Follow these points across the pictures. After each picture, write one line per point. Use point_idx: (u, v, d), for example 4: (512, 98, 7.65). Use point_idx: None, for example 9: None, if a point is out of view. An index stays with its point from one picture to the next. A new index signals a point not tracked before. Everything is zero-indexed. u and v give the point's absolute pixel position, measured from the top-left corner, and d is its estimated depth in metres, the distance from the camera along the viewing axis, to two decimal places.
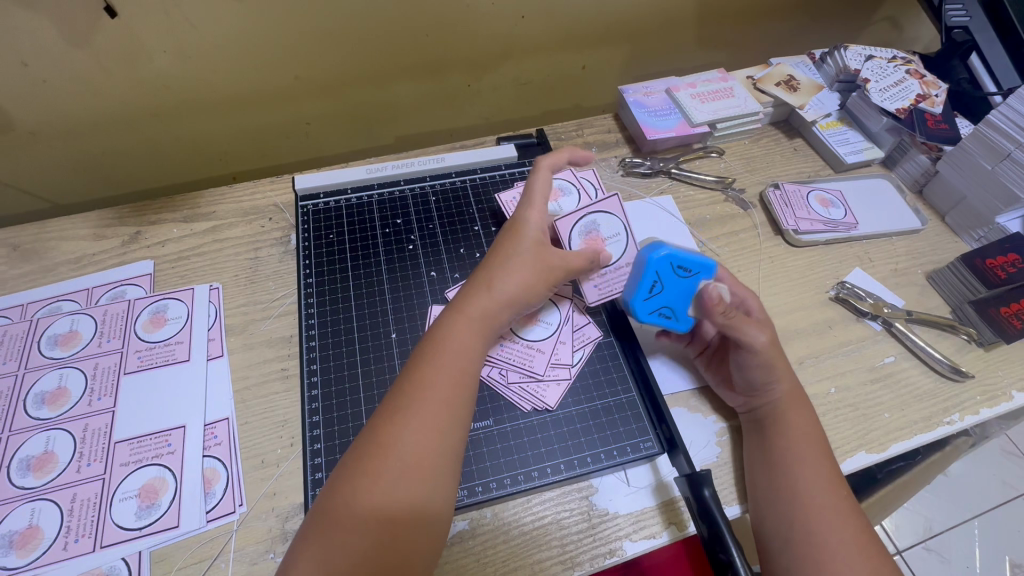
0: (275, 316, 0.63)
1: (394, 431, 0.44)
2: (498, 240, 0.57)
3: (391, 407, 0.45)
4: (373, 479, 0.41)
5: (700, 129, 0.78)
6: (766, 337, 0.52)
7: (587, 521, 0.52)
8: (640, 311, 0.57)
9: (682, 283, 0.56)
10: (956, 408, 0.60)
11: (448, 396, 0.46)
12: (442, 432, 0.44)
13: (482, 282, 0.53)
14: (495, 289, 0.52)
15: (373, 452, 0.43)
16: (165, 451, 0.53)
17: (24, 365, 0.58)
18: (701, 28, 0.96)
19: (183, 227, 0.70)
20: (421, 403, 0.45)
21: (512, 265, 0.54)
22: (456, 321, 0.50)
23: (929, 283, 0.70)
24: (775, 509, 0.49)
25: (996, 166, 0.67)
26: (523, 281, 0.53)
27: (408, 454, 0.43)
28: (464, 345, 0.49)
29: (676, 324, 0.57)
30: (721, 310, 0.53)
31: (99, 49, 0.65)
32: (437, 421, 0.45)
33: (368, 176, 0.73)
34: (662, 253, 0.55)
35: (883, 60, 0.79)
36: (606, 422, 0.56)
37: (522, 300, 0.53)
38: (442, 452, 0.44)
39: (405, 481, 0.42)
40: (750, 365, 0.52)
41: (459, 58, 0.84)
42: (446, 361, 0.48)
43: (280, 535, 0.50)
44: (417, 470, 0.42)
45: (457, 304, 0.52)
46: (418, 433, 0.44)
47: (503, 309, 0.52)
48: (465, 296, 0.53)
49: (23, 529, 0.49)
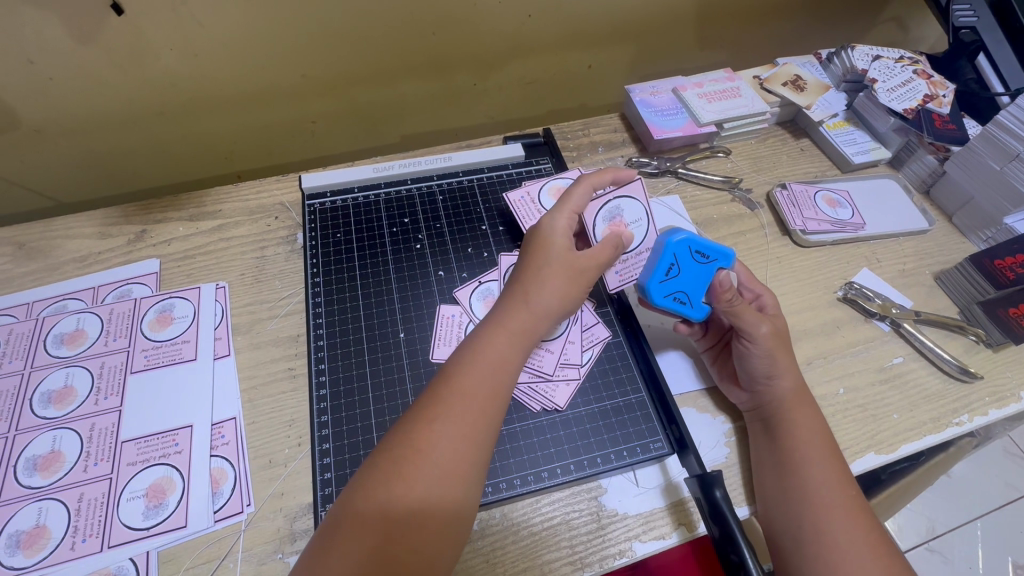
0: (282, 315, 0.63)
1: (430, 436, 0.43)
2: (529, 248, 0.56)
3: (425, 412, 0.44)
4: (407, 484, 0.41)
5: (707, 129, 0.78)
6: (768, 329, 0.53)
7: (597, 522, 0.51)
8: (654, 293, 0.56)
9: (700, 268, 0.56)
10: (965, 409, 0.60)
11: (484, 405, 0.46)
12: (476, 440, 0.44)
13: (517, 295, 0.52)
14: (533, 302, 0.51)
15: (407, 455, 0.42)
16: (172, 451, 0.53)
17: (30, 364, 0.57)
18: (707, 27, 0.96)
19: (188, 225, 0.70)
20: (457, 410, 0.45)
21: (548, 274, 0.52)
22: (495, 334, 0.50)
23: (937, 284, 0.70)
24: (785, 509, 0.49)
25: (1004, 166, 0.67)
26: (560, 291, 0.52)
27: (442, 460, 0.42)
28: (500, 355, 0.48)
29: (690, 311, 0.57)
30: (728, 297, 0.54)
31: (104, 47, 0.65)
32: (473, 429, 0.44)
33: (374, 175, 0.73)
34: (681, 238, 0.56)
35: (891, 60, 0.79)
36: (617, 423, 0.56)
37: (561, 310, 0.52)
38: (474, 459, 0.44)
39: (439, 487, 0.42)
40: (750, 355, 0.53)
41: (465, 57, 0.84)
42: (482, 368, 0.47)
43: (288, 535, 0.50)
44: (450, 476, 0.42)
45: (494, 319, 0.51)
46: (453, 439, 0.43)
47: (542, 321, 0.51)
48: (504, 310, 0.51)
49: (30, 528, 0.49)
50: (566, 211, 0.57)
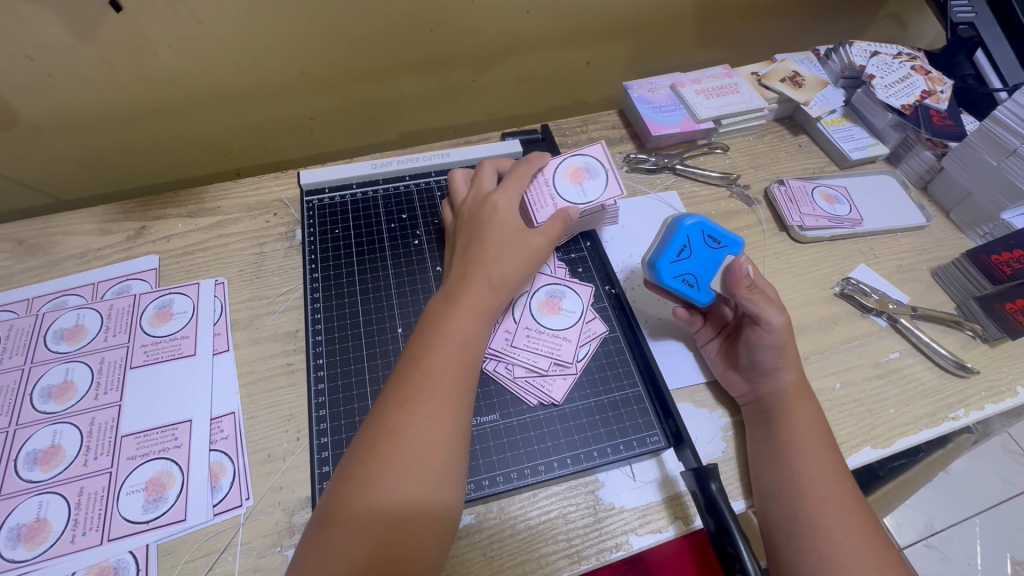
0: (280, 311, 0.63)
1: (402, 417, 0.44)
2: (478, 225, 0.57)
3: (398, 394, 0.45)
4: (386, 465, 0.42)
5: (704, 125, 0.78)
6: (786, 319, 0.52)
7: (594, 516, 0.52)
8: (665, 272, 0.56)
9: (711, 253, 0.57)
10: (961, 404, 0.60)
11: (453, 382, 0.46)
12: (449, 413, 0.45)
13: (471, 269, 0.53)
14: (491, 277, 0.53)
15: (383, 437, 0.43)
16: (171, 445, 0.53)
17: (30, 359, 0.58)
18: (706, 24, 0.96)
19: (187, 222, 0.70)
20: (427, 388, 0.45)
21: (503, 247, 0.55)
22: (455, 310, 0.50)
23: (934, 279, 0.70)
24: (780, 501, 0.49)
25: (1002, 162, 0.67)
26: (516, 265, 0.54)
27: (418, 439, 0.43)
28: (467, 332, 0.49)
29: (697, 294, 0.56)
30: (747, 285, 0.53)
31: (104, 43, 0.65)
32: (444, 404, 0.45)
33: (372, 171, 0.73)
34: (694, 222, 0.57)
35: (889, 56, 0.79)
36: (613, 417, 0.56)
37: (518, 283, 0.55)
38: (451, 435, 0.44)
39: (419, 465, 0.42)
40: (762, 344, 0.53)
41: (464, 53, 0.84)
42: (448, 346, 0.48)
43: (286, 528, 0.50)
44: (430, 454, 0.43)
45: (450, 294, 0.52)
46: (427, 417, 0.44)
47: (502, 294, 0.53)
48: (461, 286, 0.52)
49: (30, 522, 0.49)
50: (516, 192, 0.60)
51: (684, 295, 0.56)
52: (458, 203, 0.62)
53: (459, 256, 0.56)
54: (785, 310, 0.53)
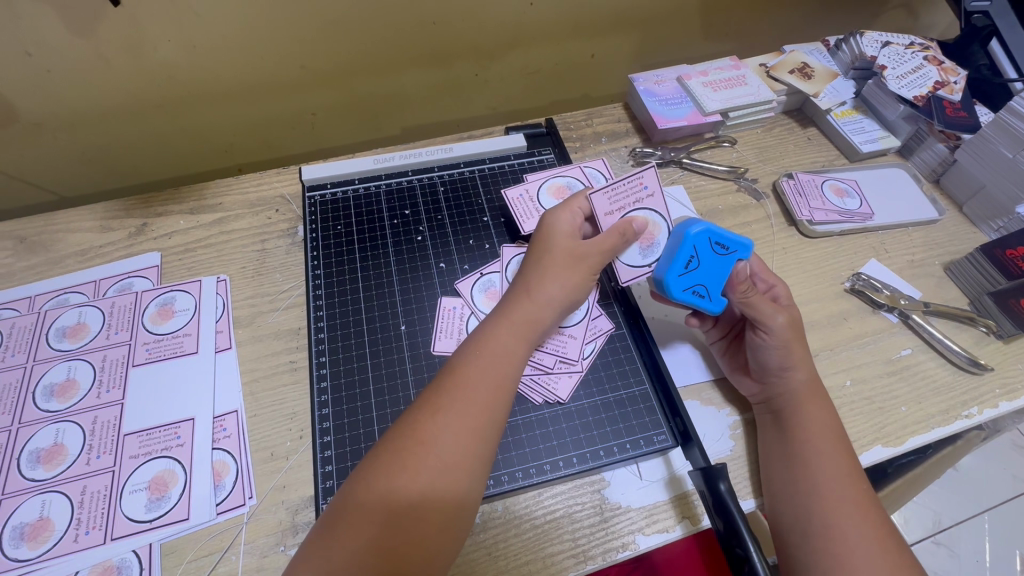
0: (283, 308, 0.63)
1: (432, 428, 0.43)
2: (530, 246, 0.56)
3: (429, 405, 0.44)
4: (408, 475, 0.41)
5: (712, 118, 0.77)
6: (786, 318, 0.52)
7: (600, 515, 0.51)
8: (673, 286, 0.54)
9: (719, 260, 0.54)
10: (975, 401, 0.59)
11: (487, 400, 0.45)
12: (478, 433, 0.44)
13: (521, 287, 0.52)
14: (536, 294, 0.51)
15: (409, 447, 0.42)
16: (174, 443, 0.53)
17: (32, 357, 0.57)
18: (713, 15, 0.94)
19: (189, 219, 0.69)
20: (460, 402, 0.44)
21: (552, 267, 0.52)
22: (498, 326, 0.50)
23: (947, 274, 0.68)
24: (793, 502, 0.48)
25: (1017, 154, 0.65)
26: (562, 281, 0.52)
27: (444, 453, 0.42)
28: (505, 348, 0.48)
29: (709, 305, 0.54)
30: (742, 289, 0.54)
31: (103, 38, 0.65)
32: (475, 423, 0.44)
33: (375, 166, 0.72)
34: (699, 230, 0.54)
35: (901, 46, 0.77)
36: (620, 415, 0.56)
37: (566, 302, 0.52)
38: (476, 453, 0.43)
39: (439, 478, 0.41)
40: (767, 348, 0.52)
41: (467, 46, 0.83)
42: (487, 361, 0.47)
43: (290, 527, 0.50)
44: (453, 469, 0.42)
45: (500, 311, 0.51)
46: (456, 434, 0.43)
47: (547, 311, 0.51)
48: (507, 303, 0.52)
49: (34, 521, 0.49)
50: (568, 210, 0.56)
51: (694, 305, 0.55)
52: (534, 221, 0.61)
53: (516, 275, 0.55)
54: (791, 311, 0.53)
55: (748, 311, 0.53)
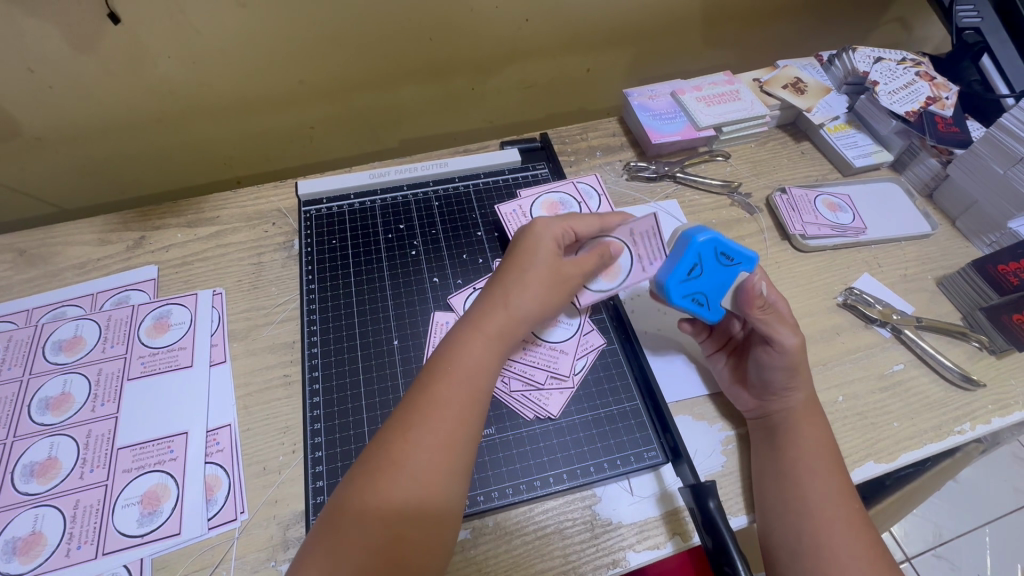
0: (278, 322, 0.63)
1: (406, 446, 0.43)
2: (511, 251, 0.55)
3: (403, 422, 0.44)
4: (386, 493, 0.41)
5: (706, 133, 0.78)
6: (799, 340, 0.51)
7: (591, 531, 0.51)
8: (674, 292, 0.55)
9: (723, 270, 0.54)
10: (968, 417, 0.59)
11: (461, 416, 0.45)
12: (452, 449, 0.44)
13: (497, 296, 0.52)
14: (513, 305, 0.51)
15: (385, 465, 0.42)
16: (167, 458, 0.53)
17: (28, 370, 0.58)
18: (708, 30, 0.95)
19: (186, 232, 0.70)
20: (433, 419, 0.44)
21: (532, 280, 0.52)
22: (472, 338, 0.49)
23: (939, 289, 0.69)
24: (784, 519, 0.48)
25: (1009, 171, 0.65)
26: (541, 295, 0.52)
27: (419, 470, 0.42)
28: (477, 362, 0.48)
29: (706, 312, 0.55)
30: (759, 305, 0.51)
31: (104, 55, 0.66)
32: (447, 440, 0.44)
33: (370, 180, 0.73)
34: (707, 238, 0.53)
35: (892, 62, 0.78)
36: (610, 431, 0.56)
37: (540, 317, 0.53)
38: (451, 467, 0.43)
39: (416, 494, 0.42)
40: (773, 365, 0.52)
41: (463, 61, 0.84)
42: (458, 376, 0.47)
43: (281, 543, 0.50)
44: (429, 484, 0.42)
45: (473, 320, 0.51)
46: (430, 450, 0.43)
47: (520, 324, 0.51)
48: (483, 311, 0.51)
49: (26, 535, 0.49)
50: (563, 223, 0.56)
51: (692, 312, 0.56)
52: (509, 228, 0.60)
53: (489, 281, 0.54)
54: (798, 330, 0.52)
55: (762, 327, 0.51)
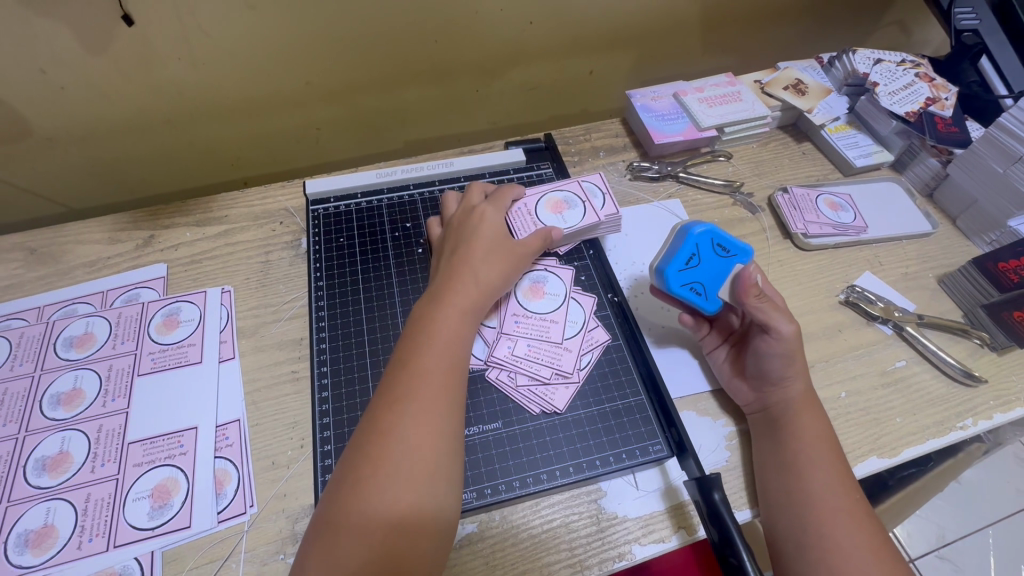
0: (286, 319, 0.64)
1: (393, 417, 0.44)
2: (459, 234, 0.59)
3: (389, 397, 0.46)
4: (380, 465, 0.42)
5: (707, 133, 0.78)
6: (795, 327, 0.52)
7: (596, 524, 0.52)
8: (672, 281, 0.55)
9: (719, 261, 0.55)
10: (970, 413, 0.60)
11: (442, 381, 0.47)
12: (440, 415, 0.45)
13: (460, 272, 0.55)
14: (476, 278, 0.55)
15: (373, 439, 0.44)
16: (177, 452, 0.54)
17: (40, 366, 0.59)
18: (709, 33, 0.96)
19: (195, 231, 0.71)
20: (418, 389, 0.46)
21: (487, 254, 0.57)
22: (442, 310, 0.52)
23: (941, 287, 0.69)
24: (787, 512, 0.49)
25: (1008, 169, 0.66)
26: (496, 267, 0.56)
27: (409, 440, 0.43)
28: (453, 332, 0.50)
29: (705, 303, 0.55)
30: (755, 294, 0.52)
31: (116, 57, 0.67)
32: (434, 407, 0.46)
33: (377, 180, 0.74)
34: (702, 230, 0.55)
35: (892, 64, 0.79)
36: (615, 426, 0.56)
37: (502, 286, 0.56)
38: (441, 432, 0.45)
39: (408, 460, 0.43)
40: (771, 353, 0.52)
41: (468, 63, 0.85)
42: (437, 347, 0.49)
43: (290, 536, 0.51)
44: (420, 447, 0.43)
45: (439, 295, 0.53)
46: (417, 418, 0.44)
47: (485, 294, 0.55)
48: (448, 286, 0.54)
49: (38, 528, 0.49)
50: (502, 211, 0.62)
51: (691, 303, 0.56)
52: (448, 218, 0.64)
53: (444, 262, 0.57)
54: (794, 319, 0.52)
55: (758, 316, 0.52)
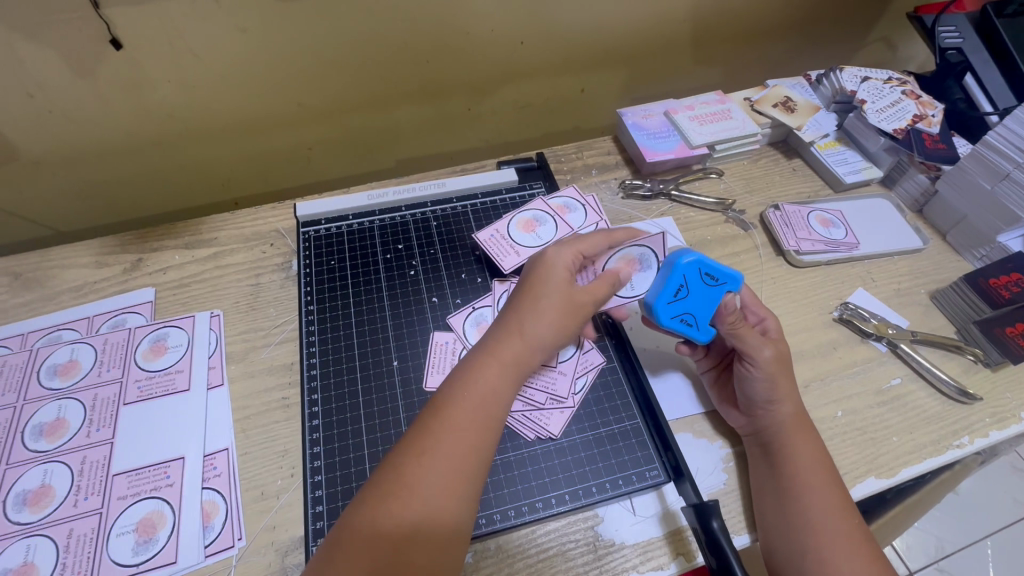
0: (277, 343, 0.63)
1: (418, 471, 0.43)
2: (526, 277, 0.55)
3: (413, 446, 0.44)
4: (395, 518, 0.41)
5: (699, 151, 0.79)
6: (775, 352, 0.53)
7: (594, 553, 0.51)
8: (662, 314, 0.55)
9: (708, 290, 0.55)
10: (966, 430, 0.59)
11: (474, 439, 0.45)
12: (466, 473, 0.44)
13: (512, 324, 0.52)
14: (526, 334, 0.51)
15: (394, 488, 0.42)
16: (163, 484, 0.52)
17: (23, 396, 0.57)
18: (699, 51, 0.97)
19: (184, 253, 0.70)
20: (447, 445, 0.44)
21: (543, 307, 0.52)
22: (487, 364, 0.49)
23: (933, 303, 0.69)
24: (787, 537, 0.48)
25: (995, 186, 0.67)
26: (554, 323, 0.52)
27: (431, 495, 0.42)
28: (492, 389, 0.48)
29: (696, 333, 0.55)
30: (731, 319, 0.54)
31: (104, 80, 0.66)
32: (463, 466, 0.44)
33: (369, 202, 0.73)
34: (691, 259, 0.54)
35: (879, 81, 0.80)
36: (611, 450, 0.56)
37: (556, 344, 0.52)
38: (466, 493, 0.43)
39: (428, 520, 0.41)
40: (753, 380, 0.52)
41: (460, 82, 0.85)
42: (472, 403, 0.47)
43: (279, 570, 0.49)
44: (443, 508, 0.42)
45: (487, 347, 0.51)
46: (442, 475, 0.43)
47: (535, 352, 0.51)
48: (497, 338, 0.51)
49: (18, 566, 0.48)
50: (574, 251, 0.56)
51: (684, 333, 0.56)
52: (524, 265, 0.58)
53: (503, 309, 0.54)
54: (777, 344, 0.54)
55: (737, 341, 0.53)
